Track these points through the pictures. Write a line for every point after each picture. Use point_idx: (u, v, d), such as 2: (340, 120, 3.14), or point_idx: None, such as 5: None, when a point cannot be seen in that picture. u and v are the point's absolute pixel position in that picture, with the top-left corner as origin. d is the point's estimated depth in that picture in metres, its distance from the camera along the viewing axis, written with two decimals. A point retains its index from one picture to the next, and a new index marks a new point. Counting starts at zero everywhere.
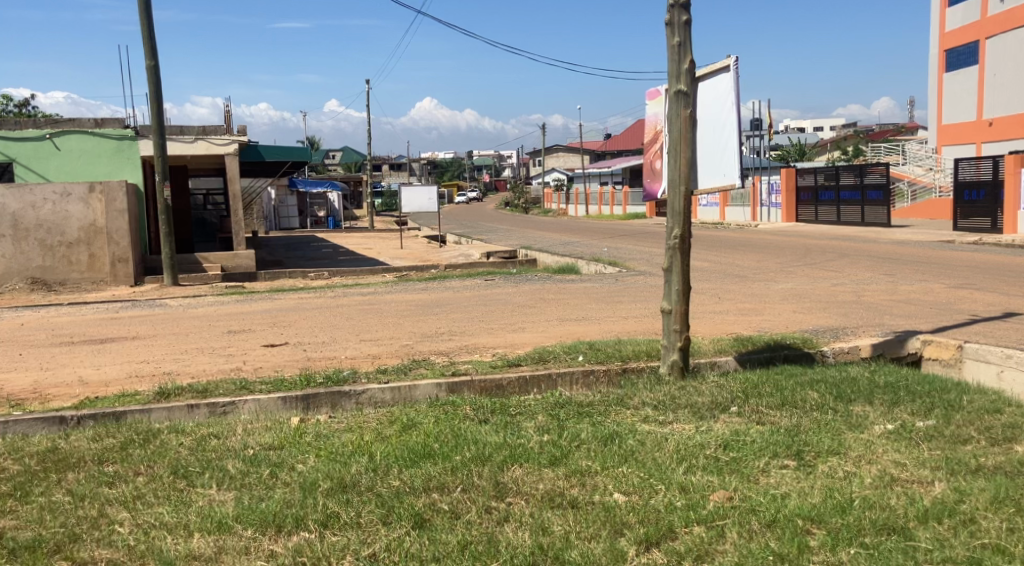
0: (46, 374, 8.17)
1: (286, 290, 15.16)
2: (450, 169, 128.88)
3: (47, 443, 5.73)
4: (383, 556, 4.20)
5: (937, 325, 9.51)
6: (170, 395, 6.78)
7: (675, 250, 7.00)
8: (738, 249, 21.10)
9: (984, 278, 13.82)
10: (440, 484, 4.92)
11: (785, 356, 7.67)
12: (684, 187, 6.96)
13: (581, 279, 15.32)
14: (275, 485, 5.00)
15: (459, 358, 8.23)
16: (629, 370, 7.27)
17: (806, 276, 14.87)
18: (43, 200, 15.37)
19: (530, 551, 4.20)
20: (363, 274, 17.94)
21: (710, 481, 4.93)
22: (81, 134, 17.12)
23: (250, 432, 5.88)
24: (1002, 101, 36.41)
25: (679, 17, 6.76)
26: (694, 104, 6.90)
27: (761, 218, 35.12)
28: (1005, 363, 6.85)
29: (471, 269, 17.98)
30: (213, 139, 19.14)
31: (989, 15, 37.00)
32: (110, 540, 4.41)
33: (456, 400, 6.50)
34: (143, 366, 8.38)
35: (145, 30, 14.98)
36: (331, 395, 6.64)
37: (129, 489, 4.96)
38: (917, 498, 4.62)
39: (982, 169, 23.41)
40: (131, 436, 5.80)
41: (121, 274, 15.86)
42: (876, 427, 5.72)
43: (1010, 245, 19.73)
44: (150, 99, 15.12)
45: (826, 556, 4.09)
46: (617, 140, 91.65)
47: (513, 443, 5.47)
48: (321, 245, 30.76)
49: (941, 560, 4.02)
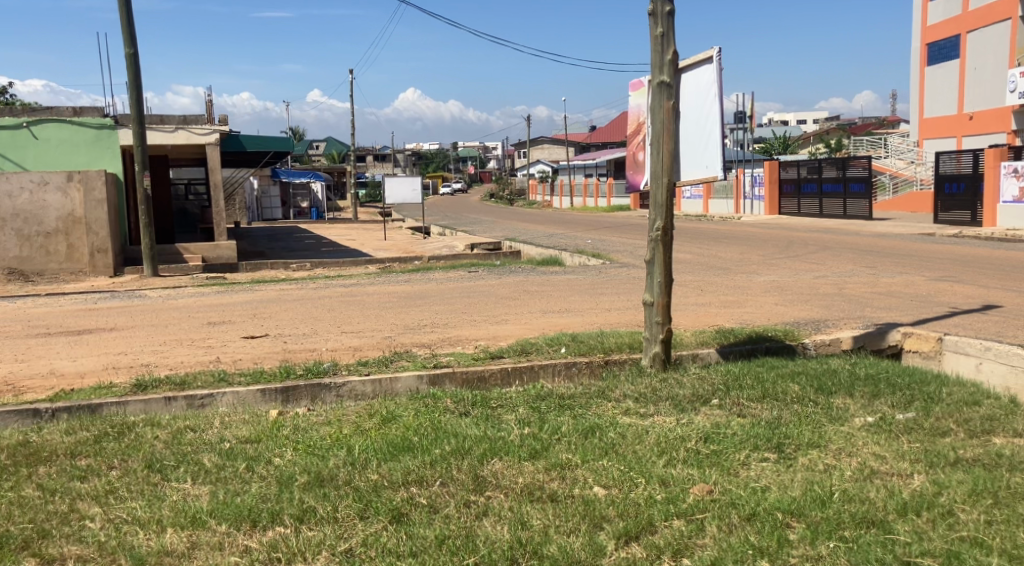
0: (20, 366, 8.06)
1: (267, 281, 15.02)
2: (434, 160, 128.94)
3: (19, 437, 5.63)
4: (359, 551, 4.16)
5: (915, 317, 9.60)
6: (148, 387, 6.70)
7: (658, 241, 6.93)
8: (721, 241, 21.18)
9: (965, 270, 13.94)
10: (419, 477, 4.88)
11: (766, 348, 7.63)
12: (667, 179, 6.89)
13: (564, 271, 15.33)
14: (251, 479, 4.94)
15: (441, 350, 8.21)
16: (611, 362, 7.22)
17: (789, 267, 14.93)
18: (20, 189, 15.20)
19: (509, 546, 4.16)
20: (346, 265, 17.81)
21: (690, 474, 4.90)
22: (59, 122, 16.89)
23: (228, 424, 5.82)
24: (982, 95, 36.61)
25: (662, 8, 6.68)
26: (677, 95, 6.83)
27: (744, 209, 35.26)
28: (984, 355, 6.85)
29: (454, 260, 17.88)
30: (194, 129, 18.88)
31: (970, 10, 37.20)
32: (80, 536, 4.34)
33: (437, 394, 6.42)
34: (121, 358, 8.27)
35: (125, 18, 14.79)
36: (311, 388, 6.54)
37: (101, 484, 4.89)
38: (896, 491, 4.62)
39: (963, 163, 23.51)
40: (106, 430, 5.72)
41: (101, 264, 15.66)
42: (856, 420, 5.73)
43: (991, 239, 19.85)
44: (130, 88, 14.95)
45: (805, 549, 4.08)
46: (602, 132, 91.84)
47: (493, 437, 5.43)
48: (303, 235, 30.62)
49: (920, 553, 4.01)
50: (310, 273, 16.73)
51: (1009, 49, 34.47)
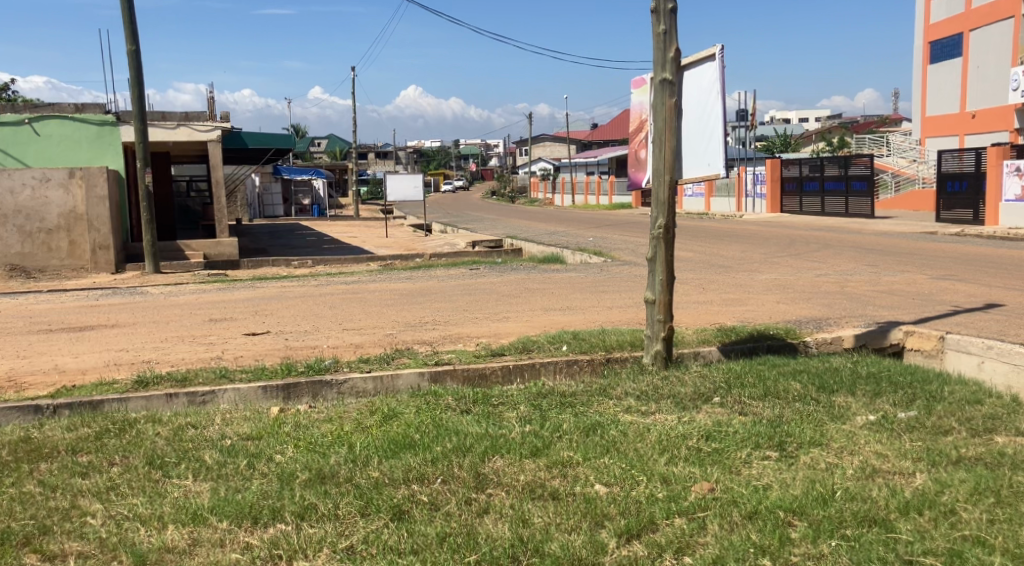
0: (22, 363, 8.07)
1: (268, 278, 14.98)
2: (436, 158, 128.95)
3: (20, 433, 5.63)
4: (361, 548, 4.16)
5: (917, 316, 9.57)
6: (149, 384, 6.70)
7: (659, 240, 6.92)
8: (722, 240, 21.19)
9: (968, 269, 13.88)
10: (420, 475, 4.87)
11: (768, 346, 7.64)
12: (668, 176, 6.90)
13: (566, 269, 15.32)
14: (252, 476, 4.93)
15: (441, 348, 8.20)
16: (613, 360, 7.21)
17: (791, 266, 14.90)
18: (21, 185, 15.16)
19: (510, 543, 4.16)
20: (348, 263, 17.78)
21: (692, 472, 4.89)
22: (61, 119, 16.90)
23: (228, 422, 5.81)
24: (984, 93, 36.56)
25: (665, 4, 6.65)
26: (678, 93, 6.84)
27: (744, 208, 35.24)
28: (986, 353, 6.84)
29: (456, 258, 17.87)
30: (196, 126, 18.86)
31: (973, 8, 37.13)
32: (80, 532, 4.34)
33: (438, 391, 6.43)
34: (122, 355, 8.28)
35: (125, 13, 14.77)
36: (312, 384, 6.56)
37: (102, 480, 4.89)
38: (898, 490, 4.60)
39: (965, 161, 23.47)
40: (106, 426, 5.71)
41: (102, 261, 15.73)
42: (857, 419, 5.72)
43: (992, 237, 19.79)
44: (132, 85, 14.95)
45: (807, 548, 4.08)
46: (603, 130, 91.86)
47: (495, 435, 5.42)
48: (304, 233, 30.76)
49: (923, 552, 4.00)
50: (311, 270, 16.71)
51: (1010, 48, 34.48)
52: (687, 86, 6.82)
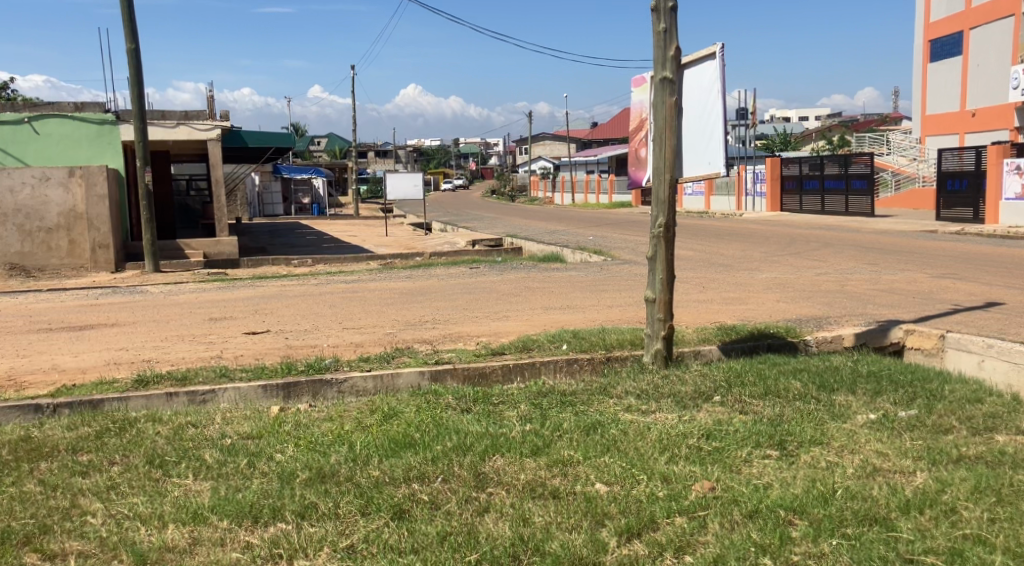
0: (22, 361, 8.06)
1: (268, 277, 14.96)
2: (437, 156, 127.60)
3: (19, 432, 5.63)
4: (361, 547, 4.16)
5: (918, 314, 9.57)
6: (149, 383, 6.70)
7: (659, 238, 6.91)
8: (723, 238, 21.20)
9: (968, 267, 13.88)
10: (420, 474, 4.87)
11: (768, 345, 7.64)
12: (668, 175, 6.88)
13: (566, 267, 15.33)
14: (252, 475, 4.93)
15: (442, 346, 8.22)
16: (613, 359, 7.21)
17: (791, 264, 14.91)
18: (21, 184, 15.11)
19: (510, 542, 4.16)
20: (347, 261, 17.81)
21: (693, 471, 4.89)
22: (60, 118, 16.90)
23: (229, 421, 5.81)
24: (984, 91, 36.55)
25: (665, 3, 6.64)
26: (678, 92, 6.82)
27: (744, 206, 35.24)
28: (986, 352, 6.83)
29: (455, 256, 17.87)
30: (196, 124, 18.86)
31: (973, 7, 37.13)
32: (80, 532, 4.34)
33: (438, 389, 6.42)
34: (122, 354, 8.27)
35: (125, 12, 14.75)
36: (312, 384, 6.56)
37: (102, 479, 4.88)
38: (899, 488, 4.60)
39: (965, 159, 23.47)
40: (106, 425, 5.71)
41: (102, 260, 15.73)
42: (858, 417, 5.72)
43: (992, 236, 19.79)
44: (132, 84, 14.93)
45: (807, 547, 4.08)
46: (603, 129, 91.89)
47: (495, 434, 5.41)
48: (304, 231, 30.70)
49: (923, 551, 4.00)
50: (311, 269, 16.70)
51: (1010, 46, 34.47)
52: (687, 85, 6.82)
